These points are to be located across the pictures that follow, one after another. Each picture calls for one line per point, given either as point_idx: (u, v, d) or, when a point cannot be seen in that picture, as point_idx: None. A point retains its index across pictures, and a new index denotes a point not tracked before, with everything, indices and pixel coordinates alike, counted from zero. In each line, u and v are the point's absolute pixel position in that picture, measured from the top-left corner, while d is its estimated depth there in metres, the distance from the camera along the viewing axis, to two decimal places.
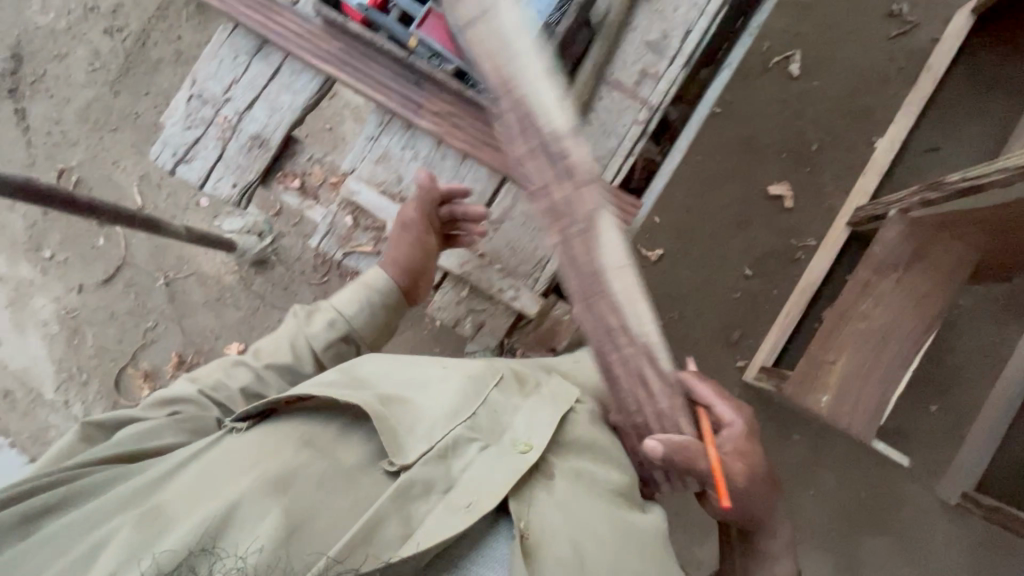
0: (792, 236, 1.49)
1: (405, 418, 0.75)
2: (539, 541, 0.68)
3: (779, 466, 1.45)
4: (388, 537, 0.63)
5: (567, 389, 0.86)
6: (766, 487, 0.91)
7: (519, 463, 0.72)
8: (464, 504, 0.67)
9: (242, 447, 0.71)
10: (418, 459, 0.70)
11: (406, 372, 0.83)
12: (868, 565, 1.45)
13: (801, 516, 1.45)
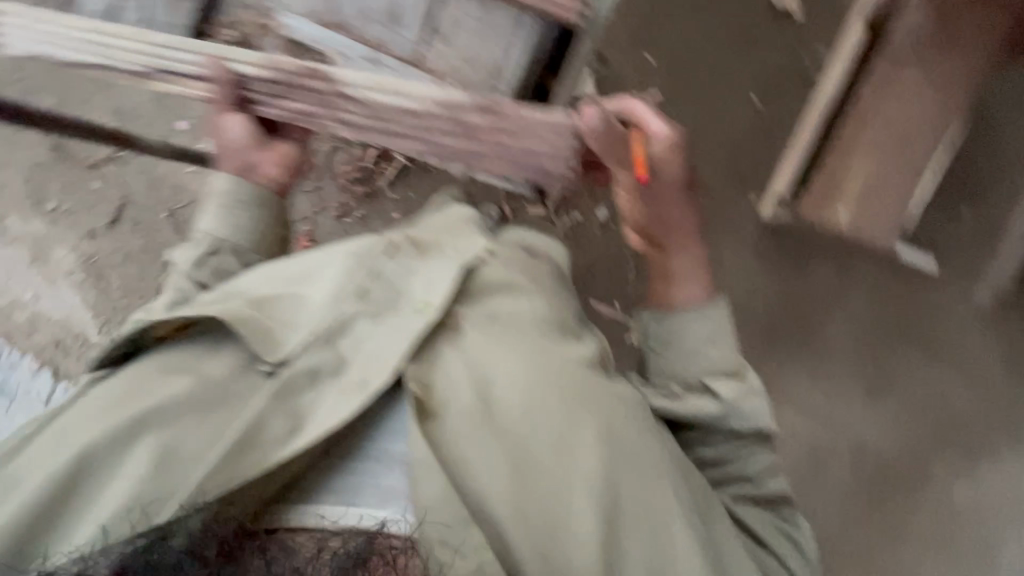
0: (803, 51, 1.36)
1: (288, 315, 0.78)
2: (445, 397, 0.74)
3: (801, 295, 1.44)
4: (279, 433, 0.68)
5: (475, 244, 0.86)
6: (688, 205, 0.96)
7: (414, 326, 0.75)
8: (356, 385, 0.71)
9: (126, 381, 0.76)
10: (299, 351, 0.74)
11: (290, 267, 0.83)
12: (901, 381, 1.45)
13: (828, 342, 1.45)
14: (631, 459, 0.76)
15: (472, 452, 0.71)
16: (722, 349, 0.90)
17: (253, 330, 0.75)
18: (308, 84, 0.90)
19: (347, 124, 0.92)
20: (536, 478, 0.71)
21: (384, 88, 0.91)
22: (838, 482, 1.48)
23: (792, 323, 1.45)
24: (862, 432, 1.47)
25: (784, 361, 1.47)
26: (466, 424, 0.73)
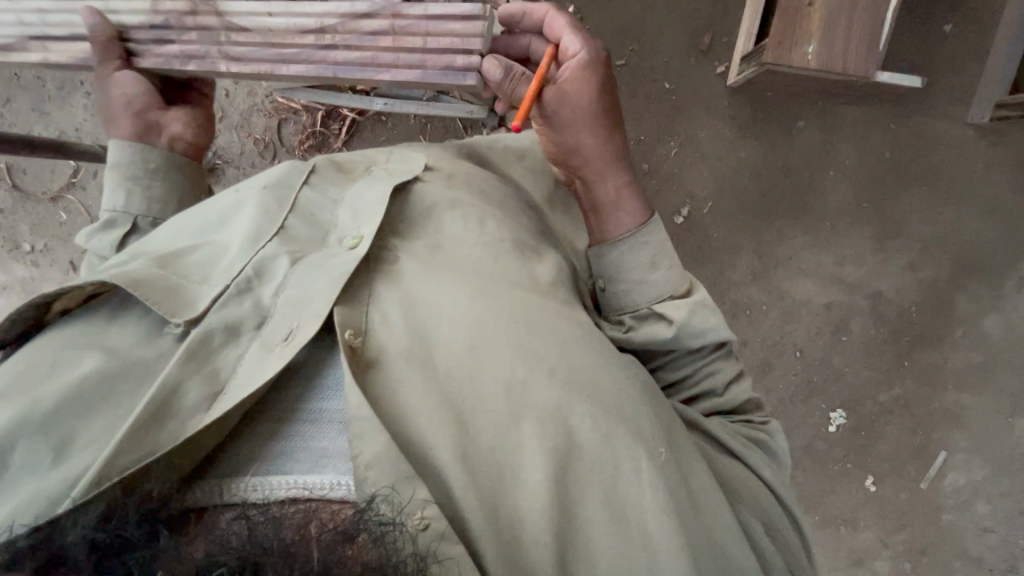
0: None
1: (197, 271, 0.67)
2: (382, 342, 0.63)
3: (789, 155, 1.38)
4: (190, 402, 0.56)
5: (415, 158, 0.84)
6: (608, 130, 0.88)
7: (347, 261, 0.66)
8: (281, 339, 0.61)
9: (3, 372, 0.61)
10: (208, 307, 0.62)
11: (203, 219, 0.74)
12: (908, 222, 1.39)
13: (826, 198, 1.39)
14: (597, 388, 0.65)
15: (411, 404, 0.60)
16: (668, 272, 0.87)
17: (151, 287, 0.63)
18: (194, 23, 0.78)
19: (230, 55, 0.79)
20: (487, 420, 0.60)
21: (273, 10, 0.75)
22: (862, 338, 1.46)
23: (785, 187, 1.39)
24: (878, 284, 1.43)
25: (783, 229, 1.42)
26: (405, 370, 0.62)
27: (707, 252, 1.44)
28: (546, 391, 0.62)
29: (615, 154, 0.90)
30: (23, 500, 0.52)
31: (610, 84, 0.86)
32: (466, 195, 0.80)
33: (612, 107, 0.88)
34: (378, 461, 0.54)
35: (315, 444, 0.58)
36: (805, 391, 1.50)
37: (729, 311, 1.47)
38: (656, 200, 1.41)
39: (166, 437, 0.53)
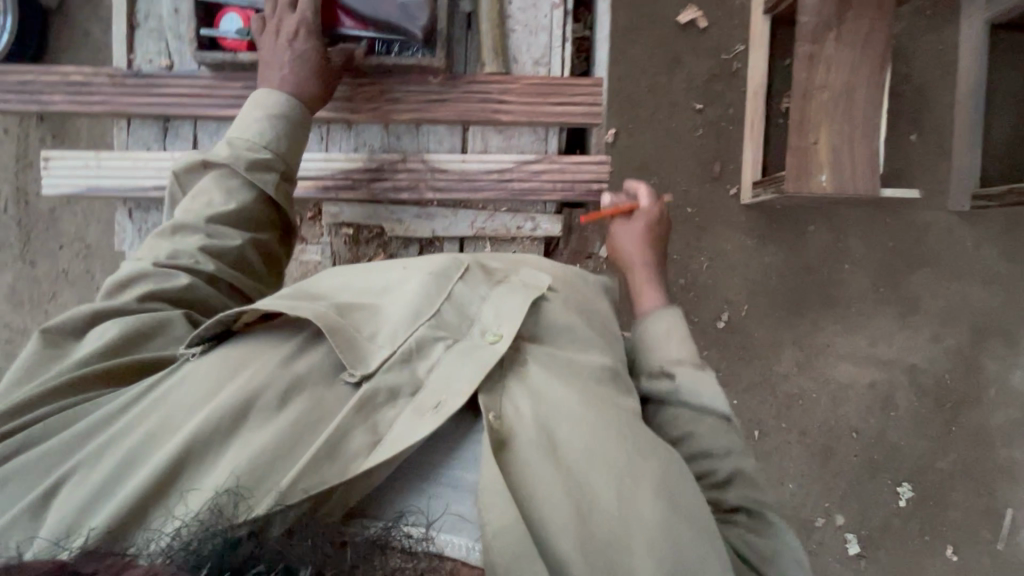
0: (724, 51, 1.49)
1: (365, 322, 0.60)
2: (520, 439, 0.54)
3: (806, 254, 1.53)
4: (356, 447, 0.51)
5: (540, 276, 0.70)
6: (651, 245, 0.93)
7: (487, 359, 0.57)
8: (431, 406, 0.54)
9: (201, 368, 0.58)
10: (379, 367, 0.56)
11: (360, 280, 0.66)
12: (923, 298, 1.54)
13: (847, 287, 1.54)
14: (713, 512, 0.54)
15: (535, 486, 0.52)
16: (684, 348, 0.78)
17: (332, 333, 0.58)
18: (405, 167, 0.92)
19: (436, 187, 0.92)
20: (611, 520, 0.50)
21: (467, 159, 0.93)
22: (909, 410, 1.55)
23: (810, 282, 1.54)
24: (910, 357, 1.55)
25: (817, 319, 1.54)
26: (531, 455, 0.53)
27: (752, 351, 1.54)
28: (669, 506, 0.52)
29: (653, 264, 0.91)
30: (233, 482, 0.50)
31: (663, 224, 0.96)
32: (584, 324, 0.67)
33: (660, 237, 0.94)
34: (505, 531, 0.47)
35: (456, 508, 0.51)
36: (869, 469, 1.55)
37: (784, 403, 1.55)
38: (697, 309, 1.53)
39: (334, 475, 0.49)
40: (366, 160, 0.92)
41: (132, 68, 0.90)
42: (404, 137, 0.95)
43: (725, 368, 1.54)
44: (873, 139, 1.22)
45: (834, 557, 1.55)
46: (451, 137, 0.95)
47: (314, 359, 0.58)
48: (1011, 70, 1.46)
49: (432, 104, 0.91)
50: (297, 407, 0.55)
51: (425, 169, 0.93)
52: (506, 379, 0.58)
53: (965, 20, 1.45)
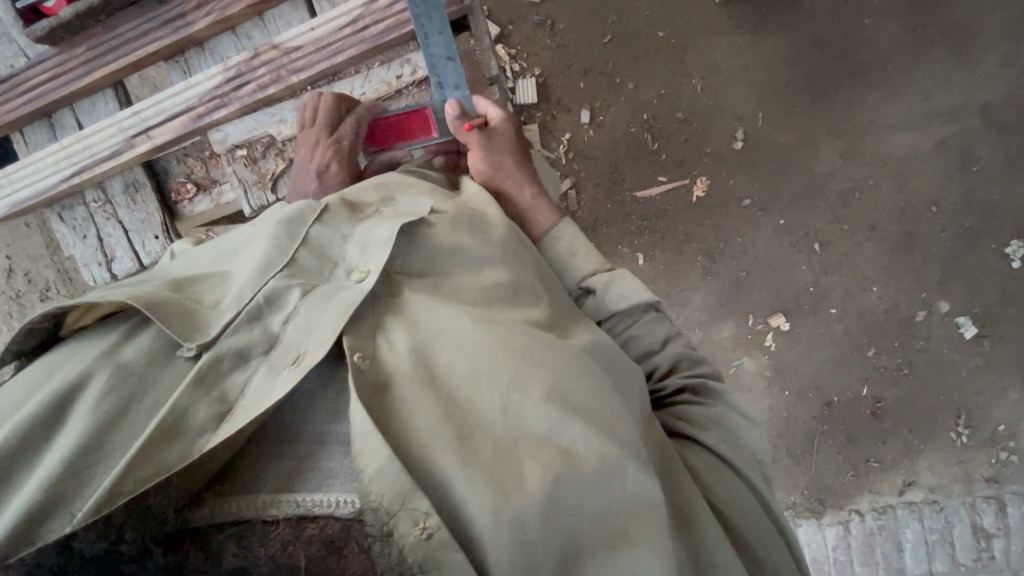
0: None
1: (213, 292, 0.63)
2: (394, 379, 0.59)
3: (816, 25, 1.33)
4: (199, 423, 0.51)
5: (421, 202, 0.76)
6: (519, 157, 0.92)
7: (353, 297, 0.61)
8: (288, 361, 0.56)
9: (25, 379, 0.56)
10: (223, 331, 0.58)
11: (212, 257, 0.70)
12: (974, 20, 1.29)
13: (874, 45, 1.32)
14: (597, 403, 0.61)
15: (416, 414, 0.56)
16: (586, 256, 0.86)
17: (167, 309, 0.59)
18: (261, 61, 0.94)
19: (296, 69, 0.94)
20: (486, 437, 0.56)
21: (314, 26, 0.93)
22: (995, 156, 1.31)
23: (829, 58, 1.34)
24: (982, 95, 1.30)
25: (850, 95, 1.34)
26: (411, 389, 0.58)
27: (784, 159, 1.37)
28: (546, 411, 0.58)
29: (529, 174, 0.93)
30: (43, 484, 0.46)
31: (518, 124, 0.94)
32: (474, 246, 0.74)
33: (523, 142, 0.95)
34: (381, 475, 0.50)
35: (327, 463, 0.53)
36: (965, 240, 1.34)
37: (839, 203, 1.37)
38: (706, 136, 1.38)
39: (176, 456, 0.49)
40: (224, 68, 0.94)
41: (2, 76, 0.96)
42: (253, 33, 0.96)
43: (761, 190, 1.39)
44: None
45: (951, 347, 1.36)
46: (297, 12, 0.95)
47: (149, 344, 0.58)
48: None
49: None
50: (132, 407, 0.53)
51: (281, 54, 0.94)
52: (385, 320, 0.63)
53: None
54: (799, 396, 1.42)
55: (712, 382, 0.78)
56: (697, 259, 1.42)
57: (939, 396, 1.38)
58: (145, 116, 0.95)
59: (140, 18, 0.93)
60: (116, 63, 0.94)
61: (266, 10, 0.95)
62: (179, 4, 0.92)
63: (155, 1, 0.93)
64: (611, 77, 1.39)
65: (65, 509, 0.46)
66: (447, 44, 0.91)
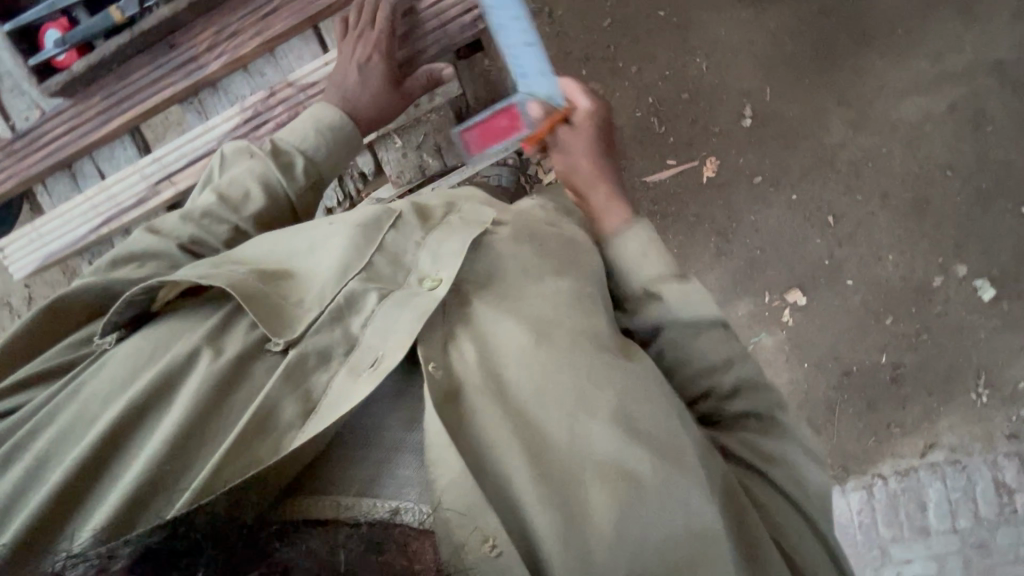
0: None
1: (294, 289, 0.66)
2: (467, 394, 0.59)
3: None
4: (287, 420, 0.55)
5: (486, 211, 0.75)
6: (603, 152, 0.90)
7: (426, 304, 0.62)
8: (368, 363, 0.58)
9: (125, 361, 0.61)
10: (308, 329, 0.61)
11: (291, 244, 0.72)
12: None
13: (877, 13, 1.32)
14: (665, 431, 0.59)
15: (484, 425, 0.57)
16: (657, 260, 0.81)
17: (255, 302, 0.62)
18: (275, 99, 0.92)
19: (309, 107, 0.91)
20: (556, 456, 0.56)
21: (327, 61, 0.92)
22: (1007, 116, 1.30)
23: (833, 26, 1.34)
24: (991, 55, 1.30)
25: (857, 63, 1.34)
26: (482, 404, 0.58)
27: (794, 132, 1.36)
28: (614, 435, 0.57)
29: (609, 173, 0.89)
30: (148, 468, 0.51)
31: (608, 119, 0.92)
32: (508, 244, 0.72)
33: (611, 138, 0.92)
34: (454, 482, 0.52)
35: (405, 470, 0.54)
36: (980, 202, 1.34)
37: (851, 173, 1.36)
38: (714, 113, 1.37)
39: (266, 450, 0.52)
40: (240, 111, 0.92)
41: (16, 131, 0.95)
42: (266, 70, 0.94)
43: (771, 166, 1.38)
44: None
45: (969, 310, 1.36)
46: (309, 45, 0.94)
47: (240, 341, 0.61)
48: None
49: (267, 18, 0.92)
50: (226, 399, 0.57)
51: (297, 91, 0.92)
52: (450, 330, 0.64)
53: None
54: (818, 367, 1.42)
55: (775, 415, 0.73)
56: (709, 240, 1.42)
57: (958, 359, 1.38)
58: (167, 161, 0.94)
59: (151, 65, 0.93)
60: (133, 108, 0.93)
61: (276, 46, 0.94)
62: (190, 48, 0.92)
63: (165, 46, 0.93)
64: (612, 61, 1.38)
65: (168, 495, 0.51)
66: (527, 29, 0.75)
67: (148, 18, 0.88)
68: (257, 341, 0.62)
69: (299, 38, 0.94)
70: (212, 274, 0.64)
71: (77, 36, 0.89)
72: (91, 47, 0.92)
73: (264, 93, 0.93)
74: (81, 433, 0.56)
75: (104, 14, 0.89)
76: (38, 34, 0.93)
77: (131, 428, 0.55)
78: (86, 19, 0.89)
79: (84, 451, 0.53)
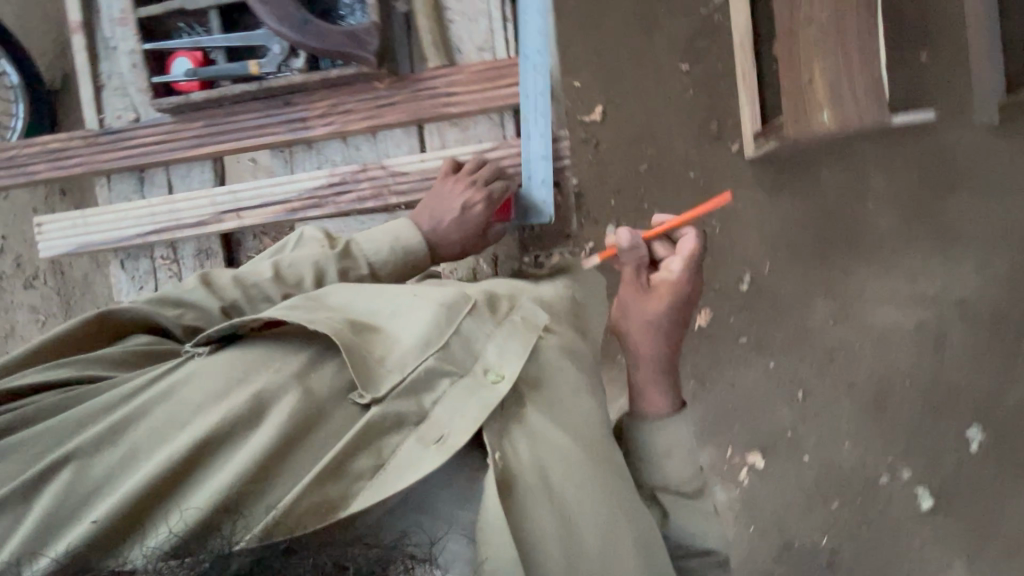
0: (703, 3, 1.44)
1: (377, 346, 0.63)
2: (519, 486, 0.61)
3: (826, 198, 1.47)
4: (360, 469, 0.57)
5: (540, 313, 0.72)
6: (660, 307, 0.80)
7: (491, 399, 0.62)
8: (435, 439, 0.59)
9: (203, 372, 0.57)
10: (389, 393, 0.60)
11: (368, 300, 0.69)
12: (964, 224, 1.44)
13: (875, 224, 1.47)
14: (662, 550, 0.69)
15: (536, 524, 0.61)
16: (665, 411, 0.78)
17: (350, 357, 0.60)
18: (365, 176, 0.99)
19: (399, 191, 0.99)
20: (589, 554, 0.62)
21: (426, 159, 0.99)
22: (965, 346, 1.46)
23: (833, 227, 1.47)
24: (958, 291, 1.46)
25: (848, 264, 1.48)
26: (535, 500, 0.61)
27: (784, 309, 1.49)
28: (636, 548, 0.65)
29: (665, 351, 0.78)
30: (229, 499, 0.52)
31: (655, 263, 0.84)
32: None
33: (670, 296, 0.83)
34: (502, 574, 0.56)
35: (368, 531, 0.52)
36: (931, 414, 1.46)
37: (826, 358, 1.48)
38: (717, 270, 1.50)
39: (336, 494, 0.55)
40: (328, 174, 0.99)
41: (105, 127, 1.03)
42: (362, 146, 1.03)
43: (756, 332, 1.49)
44: (869, 45, 1.13)
45: (908, 514, 1.44)
46: (409, 138, 1.03)
47: (329, 384, 0.60)
48: None
49: (381, 109, 0.99)
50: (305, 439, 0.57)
51: (386, 174, 0.99)
52: (509, 424, 0.64)
53: None
54: (763, 534, 1.45)
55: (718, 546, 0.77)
56: (688, 383, 1.49)
57: (892, 557, 1.42)
58: (240, 195, 1.00)
59: (262, 113, 0.99)
60: (228, 143, 1.00)
61: (379, 130, 1.02)
62: (303, 110, 0.99)
63: (281, 101, 0.99)
64: (639, 200, 1.49)
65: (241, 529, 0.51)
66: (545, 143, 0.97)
67: (280, 79, 0.96)
68: (337, 389, 0.60)
69: (400, 129, 1.03)
70: (308, 318, 0.62)
71: (212, 74, 0.96)
72: (213, 84, 0.99)
73: (358, 168, 1.00)
74: (153, 446, 0.53)
75: (242, 64, 0.96)
76: (168, 57, 1.00)
77: (210, 452, 0.54)
78: (223, 64, 0.97)
79: (159, 471, 0.51)
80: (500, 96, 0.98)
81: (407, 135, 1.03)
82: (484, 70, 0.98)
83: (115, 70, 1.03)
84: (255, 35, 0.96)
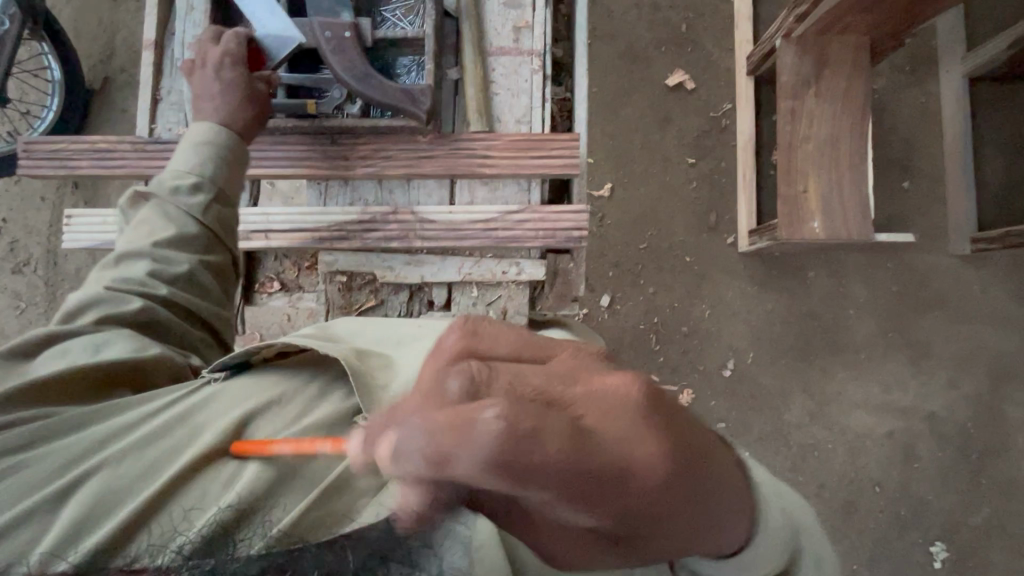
0: (713, 106, 1.57)
1: (383, 374, 0.72)
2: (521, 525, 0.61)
3: (810, 299, 1.54)
4: (361, 486, 0.60)
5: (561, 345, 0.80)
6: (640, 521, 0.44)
7: None
8: None
9: (229, 396, 0.70)
10: None
11: (381, 333, 0.81)
12: (935, 341, 1.52)
13: (853, 331, 1.54)
14: None
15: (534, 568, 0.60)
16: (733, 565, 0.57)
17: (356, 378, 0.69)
18: (394, 219, 1.05)
19: (424, 236, 1.05)
20: None
21: (454, 211, 1.06)
22: (933, 463, 1.49)
23: (814, 329, 1.54)
24: (928, 405, 1.51)
25: (826, 365, 1.54)
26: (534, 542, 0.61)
27: (763, 400, 1.53)
28: None
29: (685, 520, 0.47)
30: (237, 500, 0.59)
31: (551, 434, 0.36)
32: None
33: (635, 451, 0.39)
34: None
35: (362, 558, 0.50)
36: (897, 527, 1.47)
37: (799, 455, 1.51)
38: (702, 353, 1.54)
39: (340, 508, 0.58)
40: (360, 212, 1.06)
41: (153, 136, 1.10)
42: (395, 190, 1.10)
43: (734, 419, 1.52)
44: (859, 169, 1.24)
45: None
46: (438, 188, 1.09)
47: (335, 405, 0.71)
48: (996, 114, 1.50)
49: (419, 159, 1.05)
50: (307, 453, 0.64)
51: (415, 220, 1.06)
52: None
53: (944, 71, 1.50)
54: None
55: None
56: None
57: None
58: (272, 219, 1.07)
59: (310, 147, 1.05)
60: (273, 169, 1.06)
61: (413, 178, 1.09)
62: (345, 149, 1.05)
63: (328, 139, 1.06)
64: (636, 276, 1.56)
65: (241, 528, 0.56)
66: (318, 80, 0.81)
67: (333, 121, 1.03)
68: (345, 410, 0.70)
69: (431, 179, 1.09)
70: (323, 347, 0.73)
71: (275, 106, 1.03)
72: None
73: (389, 210, 1.06)
74: (175, 458, 0.63)
75: (301, 102, 1.03)
76: None
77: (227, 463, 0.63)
78: (284, 98, 1.04)
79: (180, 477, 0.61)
80: (531, 166, 1.05)
81: (436, 184, 1.09)
82: (519, 138, 1.05)
83: (172, 86, 1.12)
84: (321, 79, 1.05)
